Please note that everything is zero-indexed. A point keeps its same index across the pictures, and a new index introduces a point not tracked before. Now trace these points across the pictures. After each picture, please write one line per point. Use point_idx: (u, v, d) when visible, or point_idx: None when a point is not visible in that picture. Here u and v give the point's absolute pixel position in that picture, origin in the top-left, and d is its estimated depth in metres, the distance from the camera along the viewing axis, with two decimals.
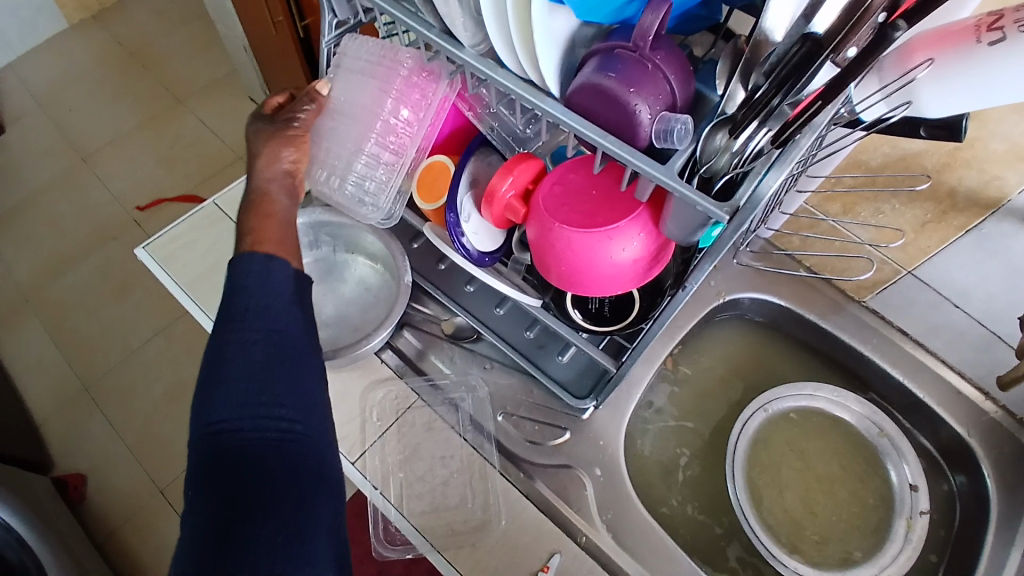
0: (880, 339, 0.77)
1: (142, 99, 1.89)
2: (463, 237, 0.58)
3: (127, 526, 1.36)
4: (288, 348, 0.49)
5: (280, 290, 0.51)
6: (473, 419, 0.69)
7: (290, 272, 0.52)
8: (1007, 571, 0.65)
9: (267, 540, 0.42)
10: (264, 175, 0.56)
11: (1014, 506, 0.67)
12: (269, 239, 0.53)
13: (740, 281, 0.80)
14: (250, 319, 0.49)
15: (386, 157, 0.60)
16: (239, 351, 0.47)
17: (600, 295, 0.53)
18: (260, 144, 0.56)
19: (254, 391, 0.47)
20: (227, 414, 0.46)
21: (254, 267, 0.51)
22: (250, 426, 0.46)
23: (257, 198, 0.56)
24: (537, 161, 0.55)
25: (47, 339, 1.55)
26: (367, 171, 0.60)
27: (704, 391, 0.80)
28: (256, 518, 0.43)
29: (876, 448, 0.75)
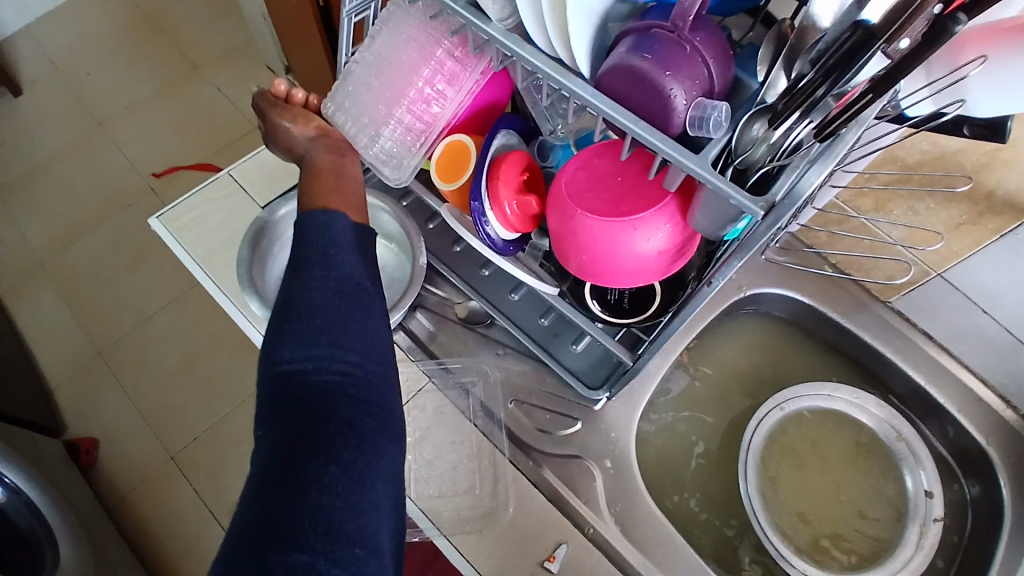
0: (904, 340, 0.74)
1: (160, 65, 1.88)
2: (488, 227, 0.55)
3: (138, 492, 1.38)
4: (349, 292, 0.47)
5: (341, 237, 0.50)
6: (483, 405, 0.68)
7: (352, 225, 0.51)
8: None
9: (327, 485, 0.38)
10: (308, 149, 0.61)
11: None
12: (329, 192, 0.54)
13: (761, 276, 0.78)
14: (311, 270, 0.47)
15: (417, 124, 0.58)
16: (303, 299, 0.46)
17: (620, 286, 0.52)
18: (282, 133, 0.63)
19: (316, 332, 0.44)
20: (291, 354, 0.44)
21: (316, 223, 0.50)
22: (312, 369, 0.43)
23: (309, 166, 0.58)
24: (513, 155, 0.55)
25: (61, 302, 1.57)
26: (396, 136, 0.59)
27: (720, 385, 0.79)
28: (319, 460, 0.39)
29: (892, 452, 0.73)
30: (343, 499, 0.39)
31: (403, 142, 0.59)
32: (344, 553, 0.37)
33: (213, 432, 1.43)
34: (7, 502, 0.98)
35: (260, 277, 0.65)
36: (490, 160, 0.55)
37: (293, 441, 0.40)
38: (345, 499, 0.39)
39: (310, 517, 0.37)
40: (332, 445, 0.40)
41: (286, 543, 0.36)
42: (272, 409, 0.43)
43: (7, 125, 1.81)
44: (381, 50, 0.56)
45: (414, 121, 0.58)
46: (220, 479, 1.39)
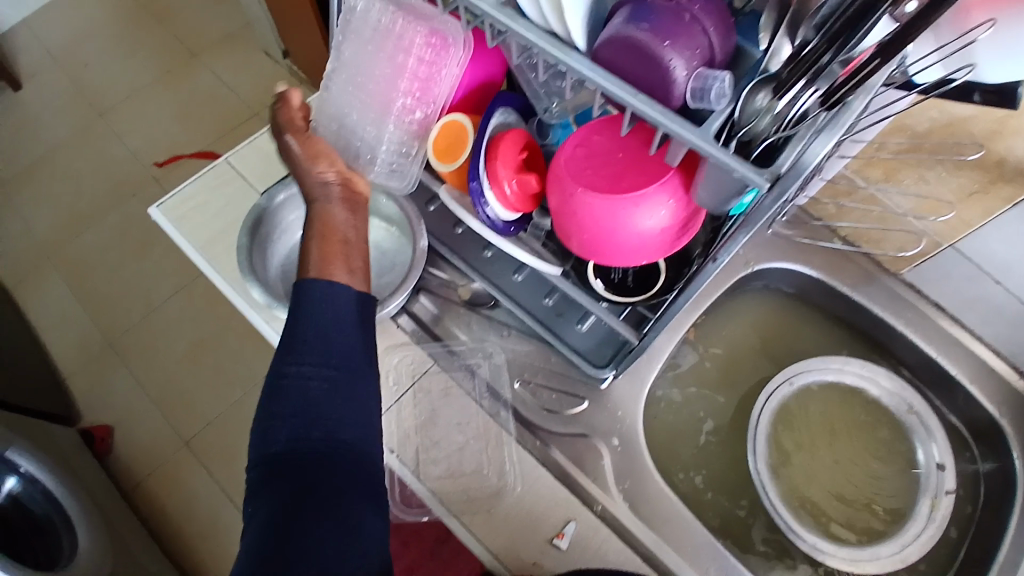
0: (914, 313, 0.74)
1: (156, 52, 1.86)
2: (487, 208, 0.54)
3: (154, 478, 1.40)
4: (345, 375, 0.48)
5: (341, 312, 0.50)
6: (490, 386, 0.68)
7: (355, 295, 0.51)
8: None
9: (324, 539, 0.43)
10: (320, 196, 0.54)
11: None
12: (336, 259, 0.51)
13: (768, 251, 0.77)
14: (306, 351, 0.47)
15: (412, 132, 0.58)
16: (295, 384, 0.46)
17: (622, 265, 0.51)
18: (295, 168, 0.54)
19: (309, 420, 0.46)
20: (282, 443, 0.46)
21: (315, 293, 0.49)
22: (306, 455, 0.46)
23: (318, 219, 0.53)
24: (510, 137, 0.53)
25: (70, 294, 1.58)
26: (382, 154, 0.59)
27: (727, 362, 0.78)
28: (313, 515, 0.43)
29: (903, 424, 0.73)
30: (336, 550, 0.43)
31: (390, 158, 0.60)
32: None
33: (227, 417, 1.44)
34: (21, 490, 1.00)
35: (261, 264, 0.65)
36: (489, 142, 0.54)
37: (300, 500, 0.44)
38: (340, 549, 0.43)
39: (304, 567, 0.41)
40: (325, 508, 0.44)
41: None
42: (265, 485, 0.45)
43: (7, 116, 1.81)
44: (361, 63, 0.56)
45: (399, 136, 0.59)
46: (235, 463, 1.41)
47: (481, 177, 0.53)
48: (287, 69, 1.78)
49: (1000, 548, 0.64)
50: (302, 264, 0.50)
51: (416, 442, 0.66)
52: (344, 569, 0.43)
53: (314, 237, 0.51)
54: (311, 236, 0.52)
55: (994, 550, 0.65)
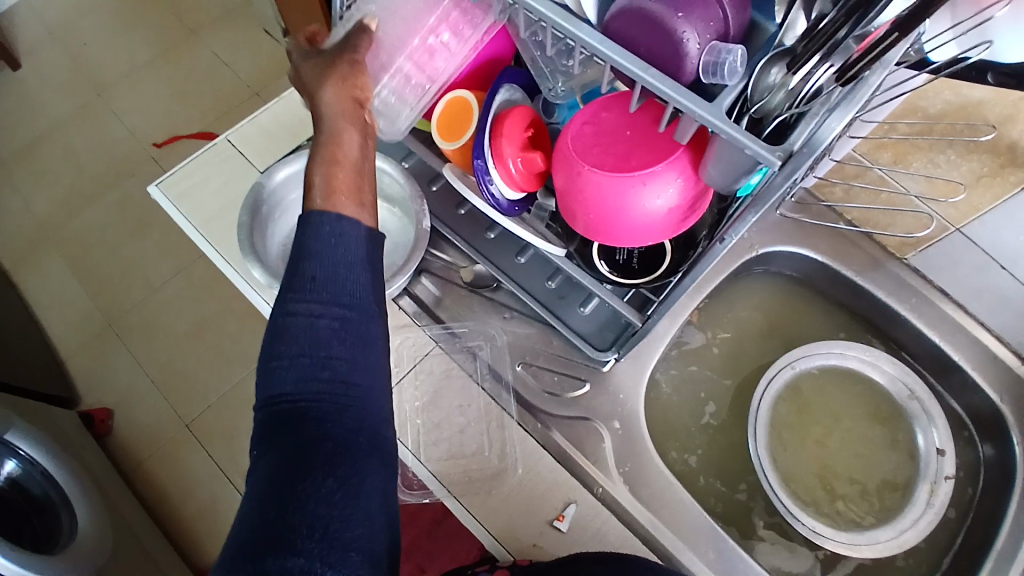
0: (920, 299, 0.72)
1: (155, 29, 1.83)
2: (492, 185, 0.52)
3: (154, 458, 1.41)
4: (356, 317, 0.45)
5: (351, 252, 0.46)
6: (491, 368, 0.68)
7: (363, 233, 0.47)
8: None
9: (324, 497, 0.40)
10: (334, 116, 0.49)
11: None
12: (343, 188, 0.47)
13: (774, 233, 0.76)
14: (315, 288, 0.44)
15: (416, 81, 0.56)
16: (302, 324, 0.44)
17: (628, 246, 0.50)
18: (320, 81, 0.50)
19: (318, 363, 0.44)
20: (290, 385, 0.44)
21: (324, 230, 0.46)
22: (312, 402, 0.43)
23: (328, 142, 0.49)
24: (519, 111, 0.52)
25: (68, 274, 1.57)
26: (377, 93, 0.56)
27: (730, 346, 0.78)
28: (316, 473, 0.41)
29: (905, 410, 0.73)
30: (339, 510, 0.41)
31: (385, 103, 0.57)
32: (339, 558, 0.39)
33: (226, 399, 1.44)
34: (21, 472, 1.00)
35: (262, 244, 0.64)
36: (495, 115, 0.53)
37: (300, 459, 0.42)
38: (342, 509, 0.41)
39: (307, 529, 0.39)
40: (329, 462, 0.42)
41: (286, 551, 0.38)
42: (272, 431, 0.44)
43: (4, 93, 1.78)
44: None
45: (404, 84, 0.55)
46: (234, 444, 1.41)
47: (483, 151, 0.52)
48: (288, 47, 1.76)
49: (997, 535, 0.65)
50: (307, 195, 0.47)
51: (416, 423, 0.66)
52: (348, 531, 0.40)
53: (322, 161, 0.47)
54: (317, 160, 0.48)
55: (991, 537, 0.65)
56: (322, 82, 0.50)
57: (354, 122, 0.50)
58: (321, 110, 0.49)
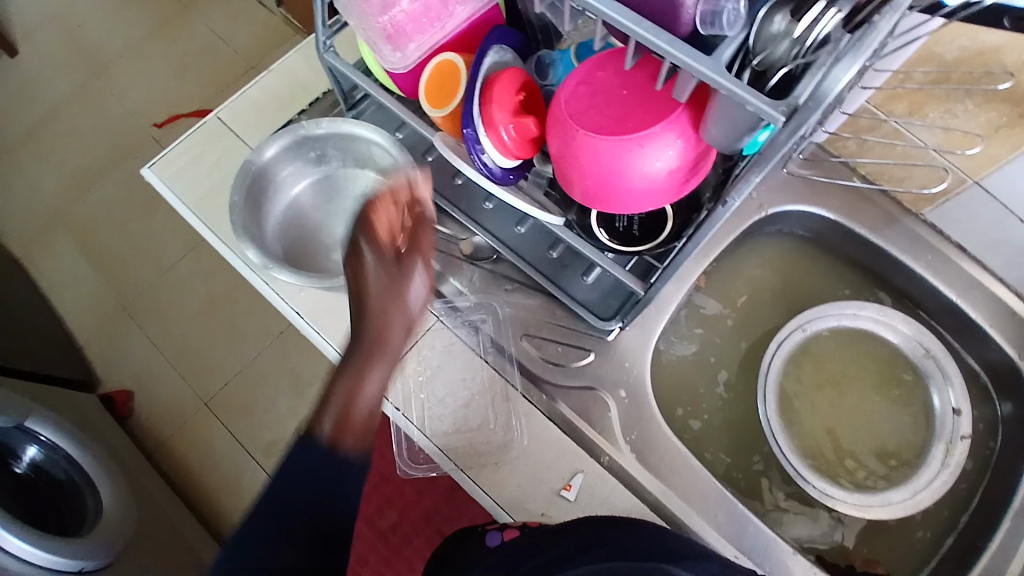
0: (936, 255, 0.71)
1: (148, 5, 1.79)
2: (483, 154, 0.50)
3: (175, 436, 1.44)
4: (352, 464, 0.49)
5: (347, 477, 0.49)
6: (494, 340, 0.66)
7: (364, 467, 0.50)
8: None
9: None
10: (358, 366, 0.51)
11: None
12: (352, 431, 0.50)
13: (783, 193, 0.73)
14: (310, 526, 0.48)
15: (412, 29, 0.51)
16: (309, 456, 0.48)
17: (627, 212, 0.49)
18: (375, 287, 0.51)
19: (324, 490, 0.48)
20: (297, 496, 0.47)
21: (314, 455, 0.48)
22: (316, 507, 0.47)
23: (352, 378, 0.51)
24: (508, 75, 0.49)
25: (79, 259, 1.57)
26: (368, 22, 0.50)
27: (739, 312, 0.76)
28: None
29: (920, 370, 0.71)
30: None
31: (382, 32, 0.51)
32: None
33: (241, 376, 1.46)
34: (43, 456, 1.03)
35: (255, 224, 0.62)
36: (485, 80, 0.50)
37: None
38: None
39: None
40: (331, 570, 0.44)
41: None
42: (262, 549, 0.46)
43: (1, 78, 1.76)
44: None
45: (411, 19, 0.51)
46: (253, 418, 1.43)
47: (475, 117, 0.49)
48: (282, 18, 1.73)
49: (1017, 493, 0.64)
50: (319, 414, 0.50)
51: (422, 396, 0.65)
52: None
53: (342, 395, 0.50)
54: (338, 387, 0.51)
55: (1012, 495, 0.64)
56: (373, 288, 0.52)
57: (377, 361, 0.52)
58: (347, 361, 0.52)
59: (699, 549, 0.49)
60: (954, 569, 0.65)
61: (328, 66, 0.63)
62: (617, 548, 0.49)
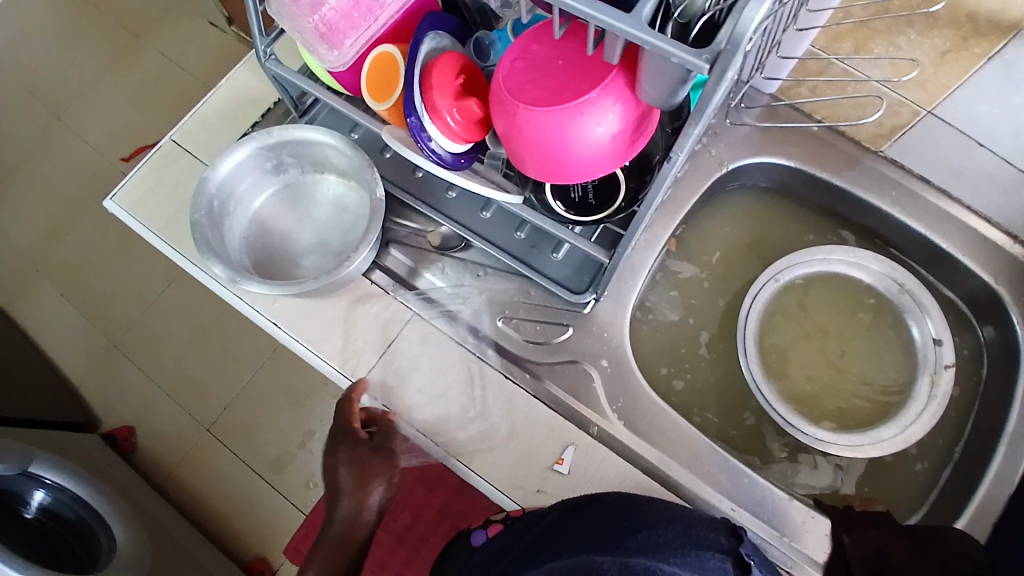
0: (900, 191, 0.71)
1: (100, 39, 1.77)
2: (431, 142, 0.50)
3: (182, 464, 1.44)
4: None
5: None
6: (473, 326, 0.67)
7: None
8: None
9: None
10: (351, 512, 0.72)
11: None
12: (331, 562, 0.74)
13: (743, 147, 0.73)
14: None
15: (345, 27, 0.53)
16: None
17: (579, 181, 0.49)
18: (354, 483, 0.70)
19: None
20: None
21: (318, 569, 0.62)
22: None
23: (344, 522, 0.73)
24: (444, 61, 0.50)
25: (63, 302, 1.57)
26: (301, 24, 0.52)
27: (714, 271, 0.77)
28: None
29: (896, 305, 0.72)
30: None
31: (318, 32, 0.52)
32: None
33: (239, 398, 1.46)
34: (52, 499, 1.03)
35: (220, 241, 0.62)
36: (422, 68, 0.50)
37: None
38: None
39: None
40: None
41: None
42: None
43: None
44: None
45: (342, 16, 0.52)
46: (256, 438, 1.43)
47: (418, 107, 0.49)
48: (236, 36, 1.72)
49: (1010, 416, 0.65)
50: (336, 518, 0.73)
51: (411, 386, 0.65)
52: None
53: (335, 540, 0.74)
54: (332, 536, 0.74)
55: (1003, 420, 0.65)
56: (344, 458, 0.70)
57: (362, 506, 0.71)
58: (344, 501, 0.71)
59: (667, 513, 0.51)
60: (952, 496, 0.66)
61: (272, 74, 0.63)
62: (586, 527, 0.52)
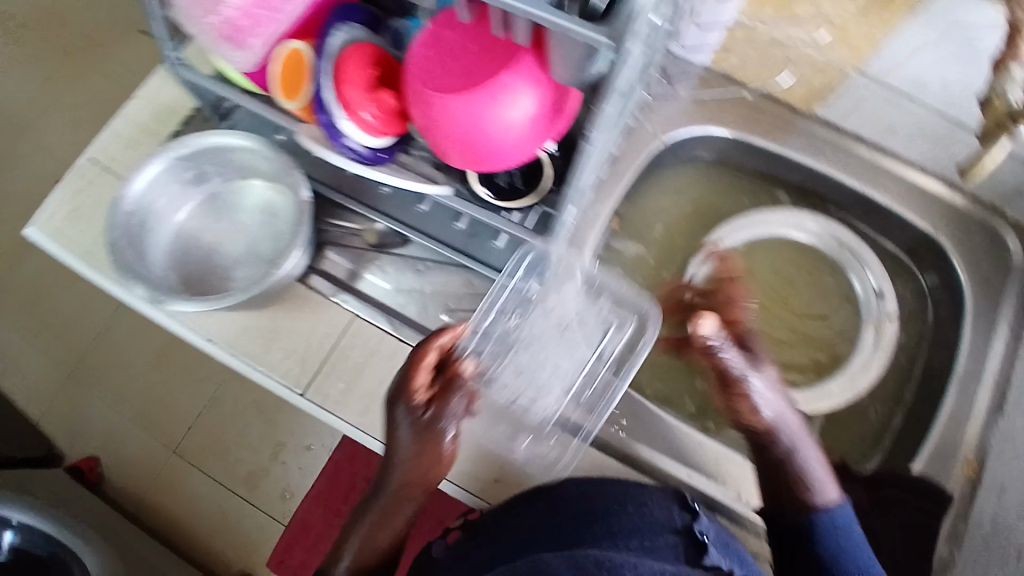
0: (835, 149, 0.72)
1: (23, 57, 1.68)
2: (346, 138, 0.49)
3: (154, 490, 1.40)
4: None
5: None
6: (561, 317, 0.65)
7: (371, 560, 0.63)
8: (989, 360, 0.65)
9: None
10: (404, 484, 0.61)
11: (988, 296, 0.67)
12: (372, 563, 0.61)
13: (677, 118, 0.73)
14: None
15: (248, 25, 0.49)
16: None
17: (503, 167, 0.48)
18: (415, 452, 0.59)
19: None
20: None
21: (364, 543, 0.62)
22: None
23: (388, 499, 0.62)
24: (355, 54, 0.49)
25: (8, 335, 1.50)
26: (201, 25, 0.49)
27: (660, 245, 0.78)
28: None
29: (838, 262, 0.75)
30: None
31: (219, 33, 0.49)
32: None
33: (204, 415, 1.42)
34: (22, 539, 1.00)
35: (143, 261, 0.60)
36: (334, 65, 0.49)
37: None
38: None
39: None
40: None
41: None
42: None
43: None
44: None
45: (244, 14, 0.48)
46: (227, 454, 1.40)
47: (331, 105, 0.49)
48: None
49: (957, 362, 0.67)
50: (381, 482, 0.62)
51: (500, 377, 0.63)
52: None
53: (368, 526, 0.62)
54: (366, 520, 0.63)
55: (949, 367, 0.67)
56: (407, 423, 0.59)
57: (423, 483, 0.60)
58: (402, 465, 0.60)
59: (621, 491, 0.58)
60: (902, 443, 0.68)
61: (185, 81, 0.60)
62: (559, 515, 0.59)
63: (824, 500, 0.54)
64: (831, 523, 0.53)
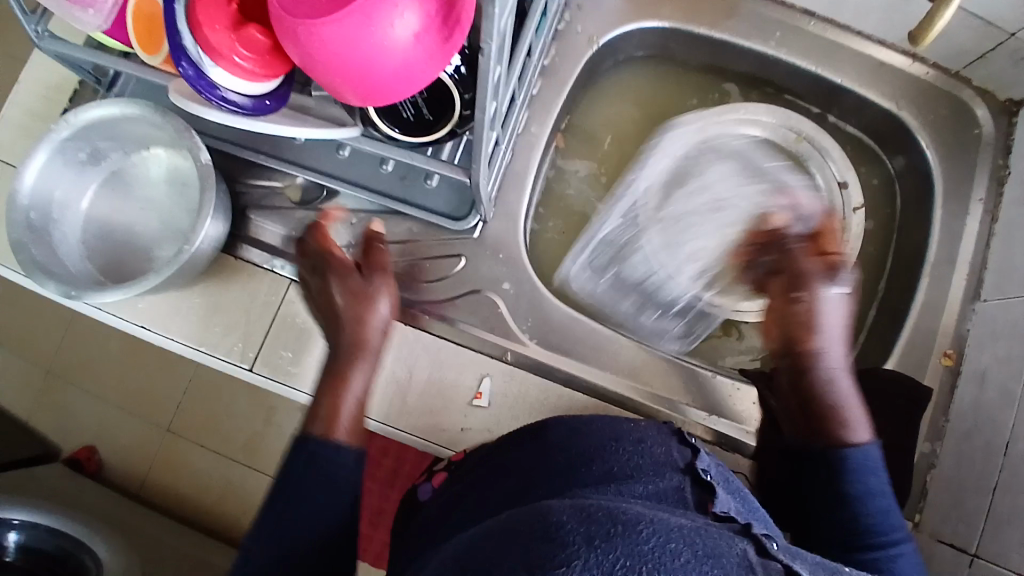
0: (785, 30, 0.66)
1: None
2: (217, 89, 0.44)
3: (154, 472, 1.32)
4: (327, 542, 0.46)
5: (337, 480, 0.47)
6: (766, 192, 0.69)
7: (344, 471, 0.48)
8: (962, 237, 0.63)
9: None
10: (348, 342, 0.53)
11: (957, 170, 0.64)
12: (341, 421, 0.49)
13: (611, 19, 0.67)
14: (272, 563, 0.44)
15: None
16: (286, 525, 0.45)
17: (405, 96, 0.43)
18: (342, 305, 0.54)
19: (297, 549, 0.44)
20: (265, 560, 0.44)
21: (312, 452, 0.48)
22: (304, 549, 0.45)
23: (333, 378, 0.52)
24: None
25: None
26: None
27: (610, 162, 0.73)
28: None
29: (799, 155, 0.69)
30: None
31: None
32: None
33: None
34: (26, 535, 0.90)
35: (54, 255, 0.55)
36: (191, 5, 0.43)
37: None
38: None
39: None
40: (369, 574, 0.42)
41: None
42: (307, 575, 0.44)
43: None
44: None
45: None
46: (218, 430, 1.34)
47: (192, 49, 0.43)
48: None
49: (929, 243, 0.64)
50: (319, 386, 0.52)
51: (642, 246, 0.69)
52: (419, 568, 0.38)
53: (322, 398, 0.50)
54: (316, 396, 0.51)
55: (921, 249, 0.64)
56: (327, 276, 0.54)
57: (360, 345, 0.53)
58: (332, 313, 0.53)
59: (611, 429, 0.47)
60: (876, 334, 0.67)
61: (56, 56, 0.52)
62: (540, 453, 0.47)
63: (855, 438, 0.51)
64: (861, 461, 0.50)
